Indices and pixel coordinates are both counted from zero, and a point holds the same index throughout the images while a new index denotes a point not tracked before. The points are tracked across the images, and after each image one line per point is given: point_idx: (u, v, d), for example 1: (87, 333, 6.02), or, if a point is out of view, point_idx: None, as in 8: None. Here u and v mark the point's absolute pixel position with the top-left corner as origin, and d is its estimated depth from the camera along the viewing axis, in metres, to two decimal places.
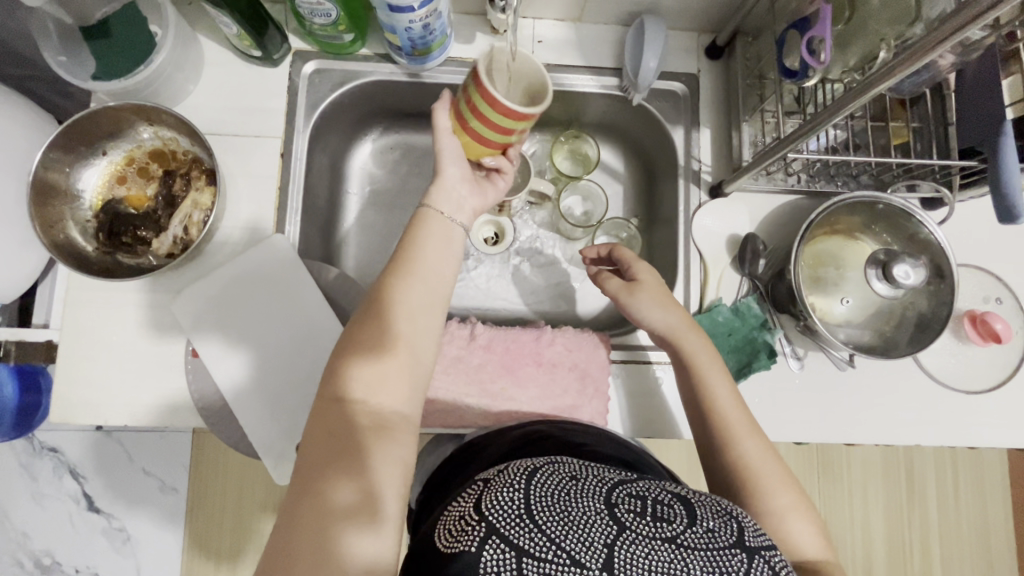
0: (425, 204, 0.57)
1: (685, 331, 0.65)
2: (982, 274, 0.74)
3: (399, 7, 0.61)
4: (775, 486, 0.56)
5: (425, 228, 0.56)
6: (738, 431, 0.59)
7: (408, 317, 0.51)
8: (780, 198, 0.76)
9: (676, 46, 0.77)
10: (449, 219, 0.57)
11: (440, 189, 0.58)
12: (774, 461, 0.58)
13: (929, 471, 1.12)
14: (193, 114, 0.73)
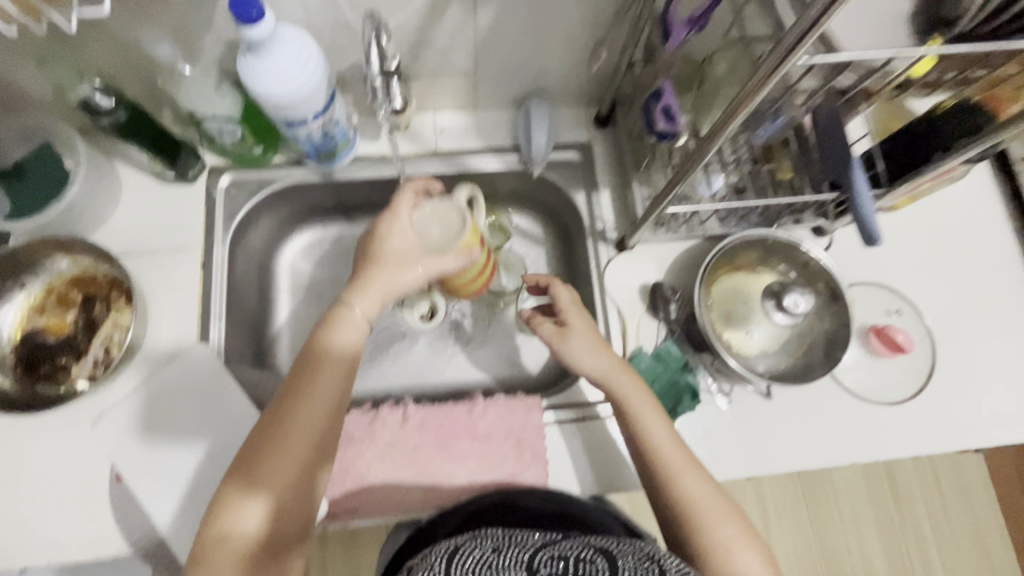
0: (348, 302, 0.59)
1: (617, 373, 0.65)
2: (878, 291, 0.80)
3: (294, 121, 0.66)
4: (718, 517, 0.56)
5: (341, 325, 0.58)
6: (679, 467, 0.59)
7: (321, 419, 0.54)
8: (682, 245, 0.81)
9: (566, 121, 0.84)
10: (365, 320, 0.60)
11: (364, 290, 0.60)
12: (713, 492, 0.58)
13: (915, 488, 1.09)
14: (112, 237, 0.76)
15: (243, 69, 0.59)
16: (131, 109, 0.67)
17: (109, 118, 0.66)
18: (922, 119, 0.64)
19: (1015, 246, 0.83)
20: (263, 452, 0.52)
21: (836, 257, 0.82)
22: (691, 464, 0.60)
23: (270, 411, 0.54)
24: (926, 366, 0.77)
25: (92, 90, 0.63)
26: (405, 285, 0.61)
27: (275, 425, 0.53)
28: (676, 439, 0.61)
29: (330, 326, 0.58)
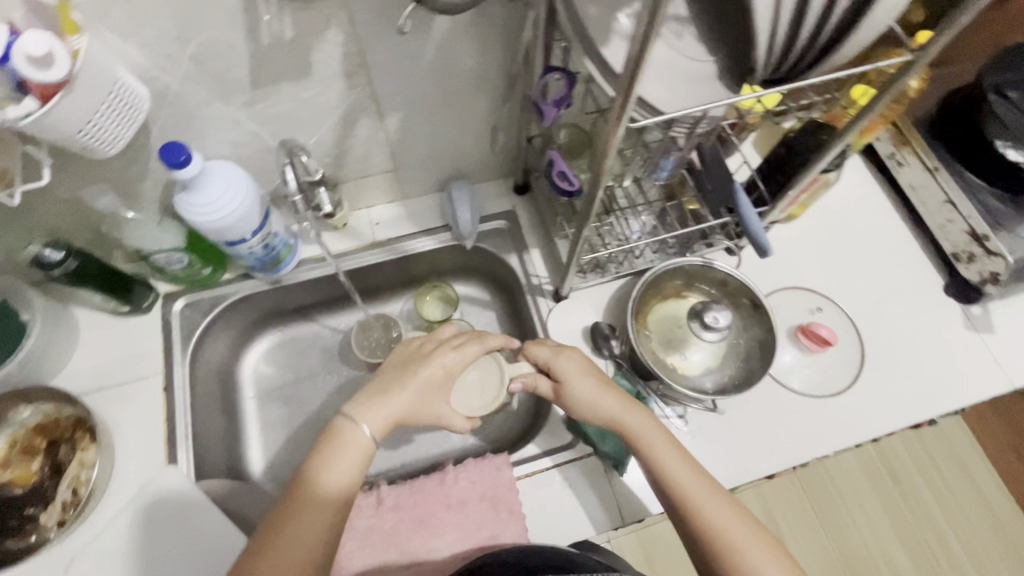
0: (358, 416, 0.60)
1: (622, 412, 0.65)
2: (797, 293, 0.87)
3: (234, 241, 0.72)
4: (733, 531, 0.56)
5: (342, 442, 0.58)
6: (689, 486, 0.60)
7: (301, 552, 0.52)
8: (613, 284, 0.87)
9: (489, 194, 0.93)
10: (368, 441, 0.60)
11: (378, 406, 0.61)
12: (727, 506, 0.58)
13: (906, 463, 1.21)
14: (73, 378, 0.78)
15: (180, 204, 0.66)
16: (81, 258, 0.72)
17: (61, 270, 0.70)
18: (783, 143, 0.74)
19: (907, 231, 0.93)
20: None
21: (754, 270, 0.89)
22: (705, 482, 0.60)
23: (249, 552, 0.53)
24: (858, 354, 0.84)
25: (43, 248, 0.69)
26: (415, 415, 0.64)
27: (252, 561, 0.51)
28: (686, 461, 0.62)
29: (333, 447, 0.58)
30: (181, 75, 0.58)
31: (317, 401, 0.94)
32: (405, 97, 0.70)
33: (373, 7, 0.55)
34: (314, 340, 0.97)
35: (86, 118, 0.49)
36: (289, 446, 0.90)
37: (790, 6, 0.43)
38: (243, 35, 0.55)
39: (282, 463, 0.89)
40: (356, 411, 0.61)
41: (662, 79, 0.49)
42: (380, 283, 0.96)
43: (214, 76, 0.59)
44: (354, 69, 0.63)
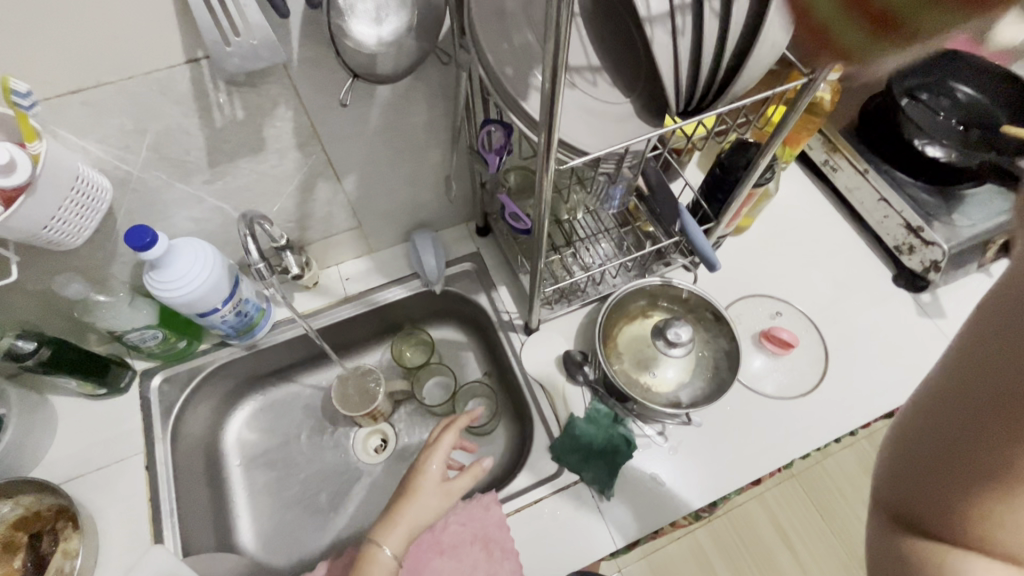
0: (374, 539, 0.66)
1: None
2: (756, 300, 0.91)
3: (205, 312, 0.73)
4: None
5: (368, 566, 0.64)
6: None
7: None
8: (580, 313, 0.90)
9: (453, 238, 0.97)
10: (394, 562, 0.65)
11: (388, 526, 0.67)
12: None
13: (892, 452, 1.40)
14: (51, 467, 0.78)
15: (151, 284, 0.68)
16: (54, 345, 0.73)
17: (33, 359, 0.71)
18: (718, 163, 0.79)
19: (849, 230, 0.98)
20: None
21: (713, 283, 0.93)
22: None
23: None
24: (821, 351, 0.88)
25: (15, 339, 0.70)
26: (429, 516, 0.69)
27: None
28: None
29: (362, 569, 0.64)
30: (140, 163, 0.61)
31: (305, 461, 0.94)
32: (359, 159, 0.74)
33: (316, 83, 0.60)
34: (296, 400, 0.98)
35: (48, 216, 0.51)
36: (280, 511, 0.90)
37: (686, 47, 0.48)
38: (196, 120, 0.59)
39: (273, 530, 0.88)
40: (376, 534, 0.66)
41: (585, 123, 0.54)
42: (357, 337, 0.98)
43: (171, 161, 0.62)
44: (305, 140, 0.67)
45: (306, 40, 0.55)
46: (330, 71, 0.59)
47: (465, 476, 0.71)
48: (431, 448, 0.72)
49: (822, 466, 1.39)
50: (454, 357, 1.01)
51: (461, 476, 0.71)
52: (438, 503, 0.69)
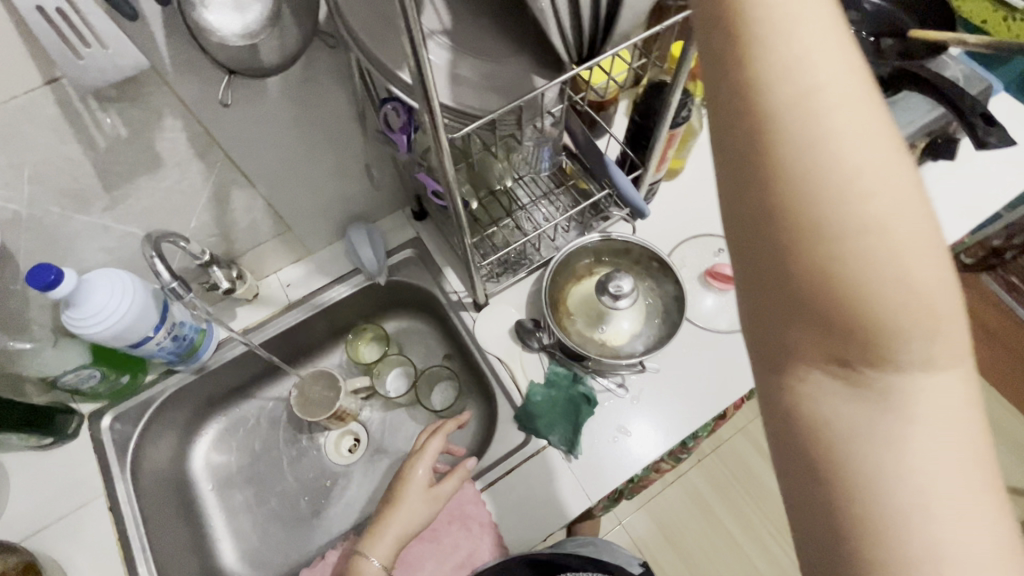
0: (362, 550, 0.69)
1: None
2: (699, 239, 0.92)
3: (138, 342, 0.71)
4: (888, 223, 0.27)
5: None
6: (837, 117, 0.27)
7: None
8: (528, 280, 0.90)
9: (390, 227, 0.95)
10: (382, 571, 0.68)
11: (377, 535, 0.70)
12: (877, 157, 0.27)
13: None
14: (9, 527, 0.75)
15: (69, 324, 0.65)
16: None
17: None
18: (635, 111, 0.78)
19: None
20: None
21: (655, 229, 0.93)
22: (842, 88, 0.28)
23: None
24: None
25: None
26: (415, 524, 0.71)
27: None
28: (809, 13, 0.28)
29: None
30: (27, 198, 0.58)
31: (280, 473, 0.93)
32: (269, 160, 0.71)
33: (197, 89, 0.56)
34: (261, 416, 0.97)
35: None
36: (262, 527, 0.89)
37: None
38: (75, 145, 0.56)
39: (257, 546, 0.88)
40: (363, 546, 0.70)
41: (476, 85, 0.52)
42: (310, 342, 0.96)
43: (61, 191, 0.59)
44: (204, 148, 0.64)
45: (172, 44, 0.51)
46: (209, 73, 0.55)
47: (449, 483, 0.73)
48: (416, 455, 0.76)
49: None
50: (412, 346, 1.01)
51: (444, 484, 0.73)
52: (424, 510, 0.72)
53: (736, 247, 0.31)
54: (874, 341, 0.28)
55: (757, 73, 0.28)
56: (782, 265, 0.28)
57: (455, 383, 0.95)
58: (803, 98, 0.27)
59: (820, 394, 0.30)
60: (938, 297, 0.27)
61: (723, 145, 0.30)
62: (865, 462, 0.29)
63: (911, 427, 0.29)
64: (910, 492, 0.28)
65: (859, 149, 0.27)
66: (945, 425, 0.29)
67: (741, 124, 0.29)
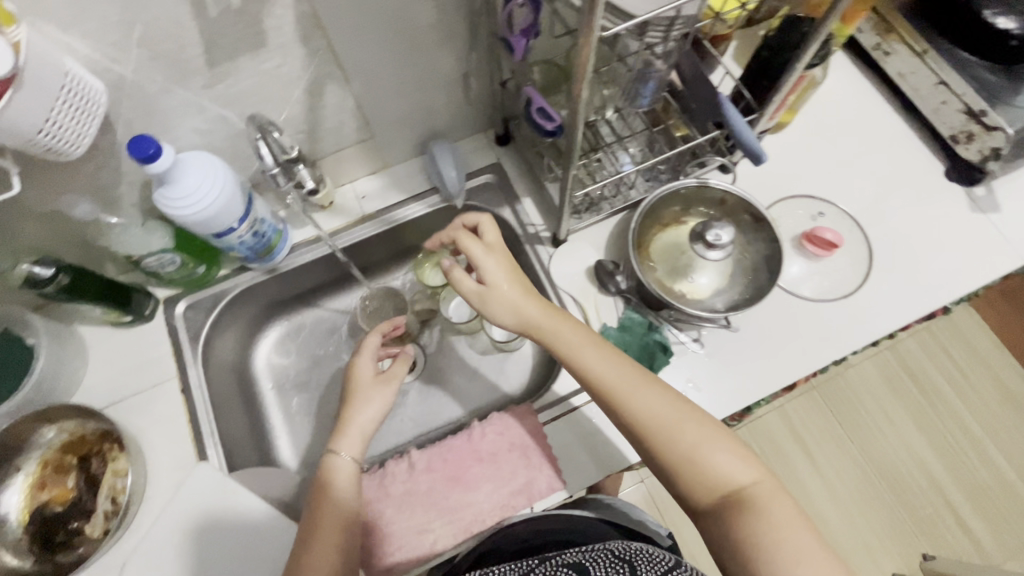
0: (331, 449, 0.69)
1: (541, 319, 0.68)
2: (798, 200, 0.85)
3: (223, 232, 0.70)
4: (683, 427, 0.63)
5: (331, 474, 0.67)
6: (631, 387, 0.65)
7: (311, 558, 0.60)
8: (610, 222, 0.86)
9: (471, 150, 0.91)
10: (353, 461, 0.68)
11: (344, 434, 0.69)
12: (670, 406, 0.64)
13: (923, 364, 1.42)
14: (90, 395, 0.78)
15: (161, 202, 0.64)
16: (73, 272, 0.69)
17: (53, 285, 0.68)
18: (764, 44, 0.71)
19: (899, 123, 0.90)
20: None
21: (752, 184, 0.87)
22: (647, 386, 0.65)
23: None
24: (865, 251, 0.83)
25: (32, 266, 0.66)
26: (371, 416, 0.71)
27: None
28: (618, 369, 0.66)
29: (326, 479, 0.67)
30: (134, 63, 0.55)
31: (336, 383, 0.94)
32: (368, 55, 0.67)
33: None
34: (322, 325, 0.97)
35: (43, 117, 0.45)
36: (316, 431, 0.90)
37: None
38: (187, 9, 0.52)
39: (311, 448, 0.90)
40: (334, 444, 0.69)
41: None
42: (376, 257, 0.95)
43: (166, 59, 0.56)
44: (308, 31, 0.61)
45: None
46: None
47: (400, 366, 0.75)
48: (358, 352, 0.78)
49: (841, 377, 1.41)
50: None
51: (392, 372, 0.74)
52: (371, 407, 0.71)
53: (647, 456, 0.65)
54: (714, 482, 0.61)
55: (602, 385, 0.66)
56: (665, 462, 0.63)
57: None
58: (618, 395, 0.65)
59: (719, 514, 0.59)
60: (720, 453, 0.62)
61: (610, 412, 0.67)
62: (761, 544, 0.56)
63: (763, 514, 0.57)
64: (782, 551, 0.55)
65: (665, 413, 0.63)
66: (778, 504, 0.58)
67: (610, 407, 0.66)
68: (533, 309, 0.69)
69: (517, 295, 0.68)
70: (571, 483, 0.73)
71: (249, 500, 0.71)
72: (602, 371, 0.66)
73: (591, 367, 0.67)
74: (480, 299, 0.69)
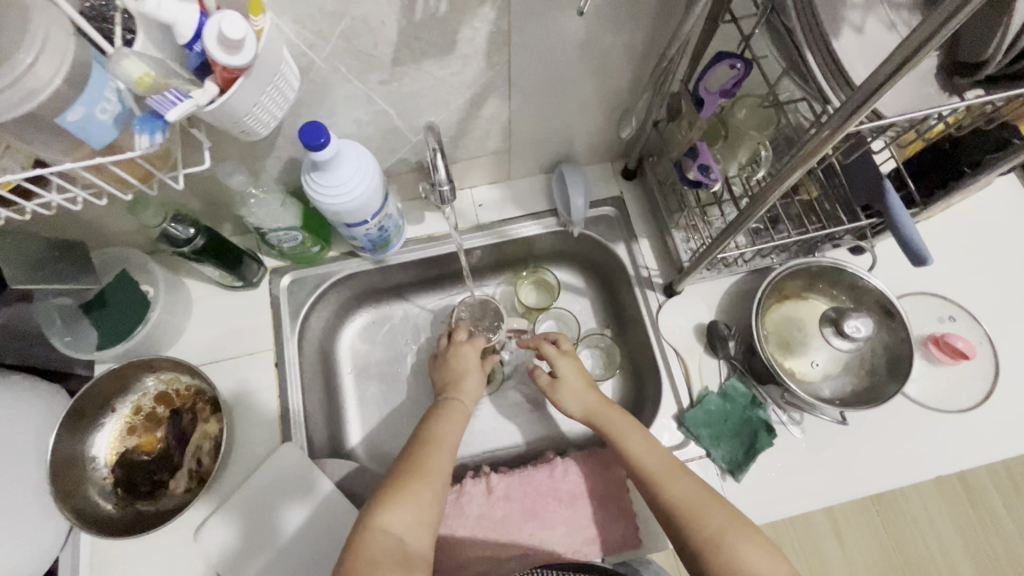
0: (455, 395, 0.73)
1: (600, 408, 0.69)
2: (929, 298, 0.80)
3: (356, 223, 0.70)
4: (724, 520, 0.53)
5: (450, 407, 0.70)
6: (668, 470, 0.60)
7: (433, 462, 0.61)
8: (727, 281, 0.83)
9: (595, 178, 0.89)
10: (465, 406, 0.72)
11: (464, 387, 0.74)
12: (701, 489, 0.57)
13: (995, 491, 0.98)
14: (190, 349, 0.80)
15: (310, 187, 0.64)
16: (207, 235, 0.71)
17: (188, 246, 0.70)
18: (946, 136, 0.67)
19: None
20: (391, 496, 0.57)
21: (884, 272, 0.83)
22: (684, 473, 0.60)
23: (398, 470, 0.61)
24: (992, 366, 0.77)
25: (172, 225, 0.67)
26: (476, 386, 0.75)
27: (409, 472, 0.60)
28: (655, 452, 0.63)
29: (445, 413, 0.69)
30: (327, 51, 0.55)
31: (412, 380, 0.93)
32: (538, 76, 0.66)
33: None
34: (407, 320, 0.94)
35: (252, 102, 0.45)
36: (387, 425, 0.89)
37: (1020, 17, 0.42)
38: (395, 11, 0.51)
39: (380, 441, 0.88)
40: (454, 392, 0.74)
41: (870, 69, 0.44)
42: (476, 265, 0.93)
43: (357, 54, 0.56)
44: (496, 47, 0.59)
45: None
46: None
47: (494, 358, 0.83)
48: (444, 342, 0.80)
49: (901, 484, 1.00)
50: (571, 302, 0.95)
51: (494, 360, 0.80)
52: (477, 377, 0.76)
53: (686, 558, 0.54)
54: None
55: (637, 463, 0.62)
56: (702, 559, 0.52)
57: (607, 355, 0.90)
58: (653, 475, 0.60)
59: None
60: (767, 557, 0.50)
61: (650, 499, 0.60)
62: None
63: None
64: None
65: (699, 498, 0.56)
66: None
67: (648, 490, 0.60)
68: (577, 380, 0.72)
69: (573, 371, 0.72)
70: (646, 543, 0.72)
71: (327, 488, 0.72)
72: (639, 455, 0.63)
73: (635, 451, 0.63)
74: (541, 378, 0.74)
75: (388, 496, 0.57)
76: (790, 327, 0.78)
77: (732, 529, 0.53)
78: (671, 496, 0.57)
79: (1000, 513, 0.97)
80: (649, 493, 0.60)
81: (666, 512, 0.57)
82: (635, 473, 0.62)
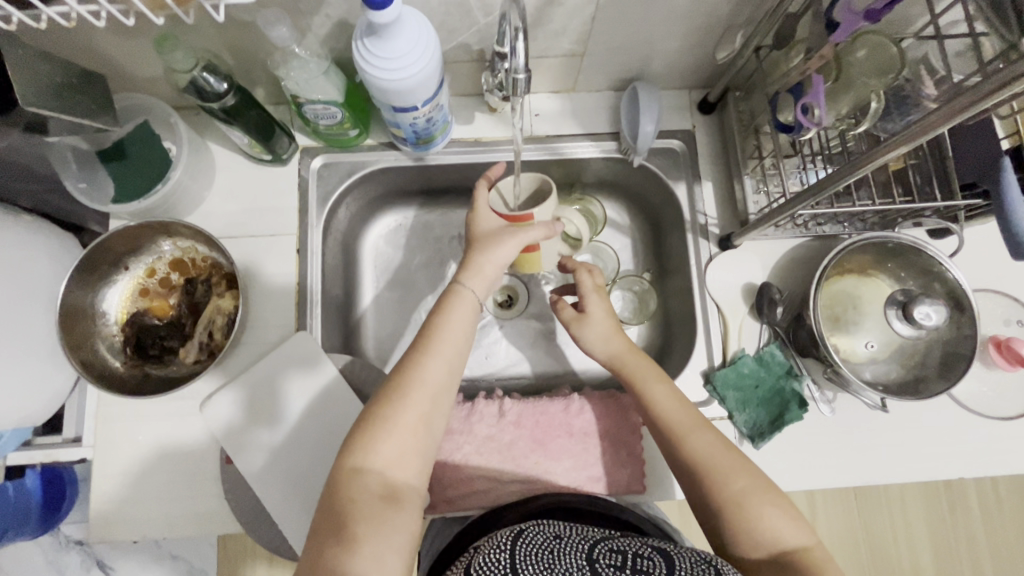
0: (460, 281, 0.61)
1: (627, 353, 0.65)
2: (1000, 297, 0.74)
3: (404, 108, 0.63)
4: (746, 485, 0.53)
5: (457, 307, 0.59)
6: (691, 426, 0.58)
7: (425, 391, 0.55)
8: (788, 244, 0.77)
9: (668, 105, 0.80)
10: (476, 301, 0.61)
11: (474, 268, 0.61)
12: (724, 448, 0.56)
13: (981, 526, 0.96)
14: (209, 219, 0.75)
15: (365, 59, 0.57)
16: (239, 94, 0.65)
17: (219, 104, 0.63)
18: None
19: None
20: (364, 435, 0.52)
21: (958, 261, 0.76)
22: (704, 428, 0.58)
23: (375, 399, 0.55)
24: None
25: (204, 74, 0.60)
26: (506, 261, 0.63)
27: (387, 403, 0.53)
28: (679, 406, 0.60)
29: (446, 307, 0.60)
30: None
31: None
32: None
33: None
34: (437, 226, 0.89)
35: None
36: (400, 332, 0.85)
37: None
38: None
39: (393, 347, 0.85)
40: (460, 276, 0.61)
41: None
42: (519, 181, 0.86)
43: None
44: None
45: None
46: None
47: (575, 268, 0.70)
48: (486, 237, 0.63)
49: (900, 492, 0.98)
50: (612, 238, 0.88)
51: (528, 220, 0.64)
52: (512, 254, 0.63)
53: (699, 512, 0.55)
54: (778, 556, 0.50)
55: (660, 414, 0.60)
56: (718, 518, 0.53)
57: (639, 302, 0.86)
58: (674, 431, 0.58)
59: None
60: (784, 522, 0.51)
61: (667, 452, 0.59)
62: None
63: None
64: None
65: (721, 459, 0.55)
66: None
67: (667, 444, 0.59)
68: (604, 317, 0.67)
69: (603, 310, 0.67)
70: (649, 491, 0.71)
71: (336, 385, 0.70)
72: (662, 406, 0.60)
73: (657, 401, 0.61)
74: (569, 313, 0.69)
75: (365, 430, 0.52)
76: (844, 302, 0.72)
77: (755, 495, 0.52)
78: (692, 454, 0.56)
79: (981, 534, 0.95)
80: (668, 447, 0.58)
81: (684, 470, 0.56)
82: (655, 426, 0.60)
